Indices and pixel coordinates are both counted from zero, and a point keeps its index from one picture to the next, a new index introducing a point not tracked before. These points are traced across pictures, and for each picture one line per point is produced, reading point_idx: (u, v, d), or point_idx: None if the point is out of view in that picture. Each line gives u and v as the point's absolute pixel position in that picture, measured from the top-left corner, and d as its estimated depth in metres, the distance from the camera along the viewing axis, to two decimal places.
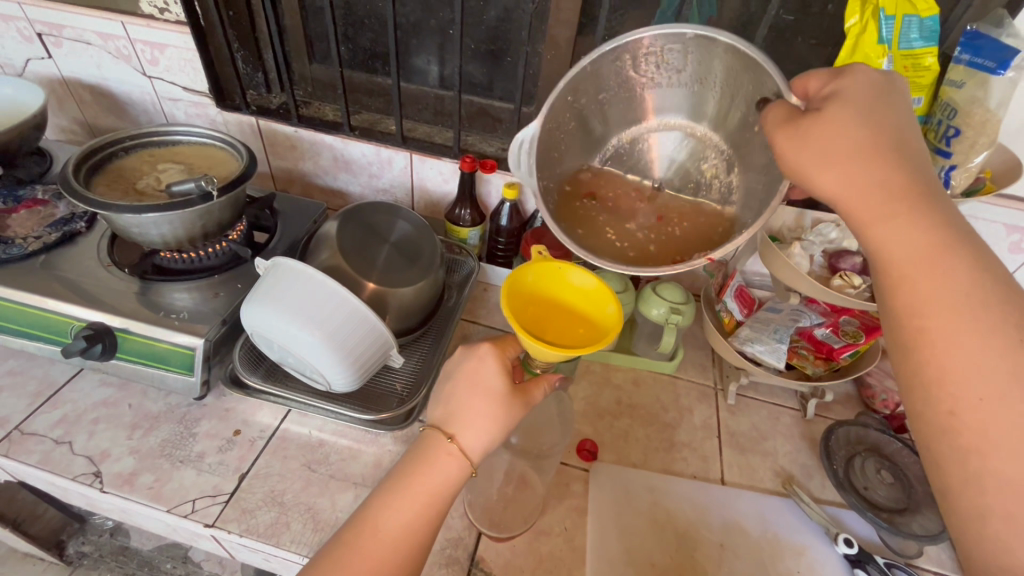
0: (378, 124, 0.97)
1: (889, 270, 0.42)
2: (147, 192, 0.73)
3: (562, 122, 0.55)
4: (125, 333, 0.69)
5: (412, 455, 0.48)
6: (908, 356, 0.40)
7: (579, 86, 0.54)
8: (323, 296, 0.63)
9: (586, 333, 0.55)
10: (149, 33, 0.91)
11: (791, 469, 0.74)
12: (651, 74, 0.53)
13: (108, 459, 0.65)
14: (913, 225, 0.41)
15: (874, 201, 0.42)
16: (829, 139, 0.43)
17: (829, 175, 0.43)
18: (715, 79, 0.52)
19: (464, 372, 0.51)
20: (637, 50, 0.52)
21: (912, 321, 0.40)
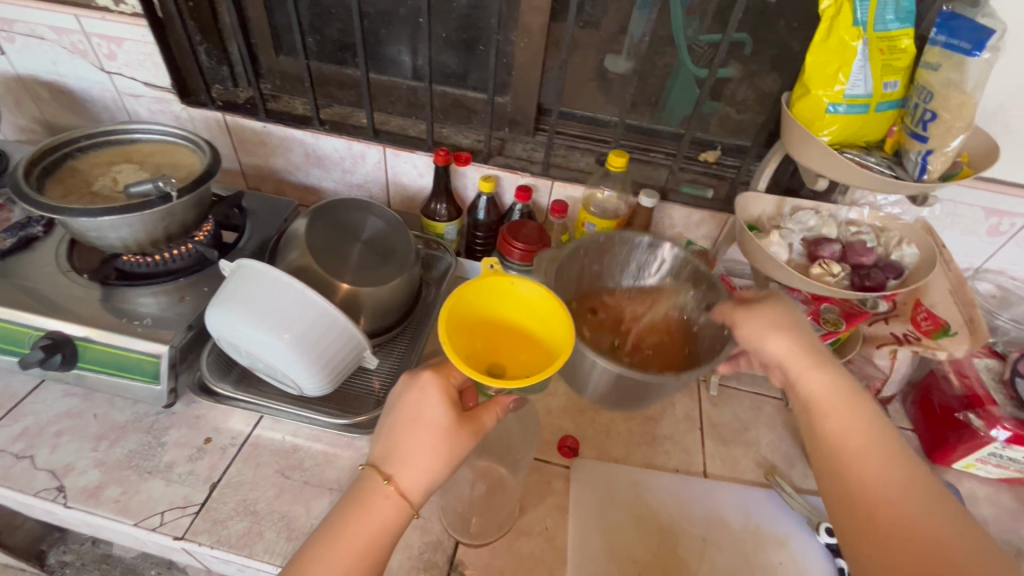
0: (349, 117, 0.94)
1: (815, 411, 0.51)
2: (105, 194, 0.70)
3: (573, 271, 0.69)
4: (87, 342, 0.66)
5: (347, 501, 0.44)
6: (833, 478, 0.47)
7: (590, 251, 0.70)
8: (291, 299, 0.61)
9: (531, 360, 0.58)
10: (105, 27, 0.87)
11: (773, 459, 0.74)
12: (631, 266, 0.73)
13: (72, 473, 0.63)
14: (832, 376, 0.51)
15: (807, 358, 0.52)
16: (767, 312, 0.55)
17: (774, 338, 0.53)
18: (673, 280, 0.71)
19: (405, 405, 0.47)
20: (630, 242, 0.71)
21: (834, 449, 0.48)
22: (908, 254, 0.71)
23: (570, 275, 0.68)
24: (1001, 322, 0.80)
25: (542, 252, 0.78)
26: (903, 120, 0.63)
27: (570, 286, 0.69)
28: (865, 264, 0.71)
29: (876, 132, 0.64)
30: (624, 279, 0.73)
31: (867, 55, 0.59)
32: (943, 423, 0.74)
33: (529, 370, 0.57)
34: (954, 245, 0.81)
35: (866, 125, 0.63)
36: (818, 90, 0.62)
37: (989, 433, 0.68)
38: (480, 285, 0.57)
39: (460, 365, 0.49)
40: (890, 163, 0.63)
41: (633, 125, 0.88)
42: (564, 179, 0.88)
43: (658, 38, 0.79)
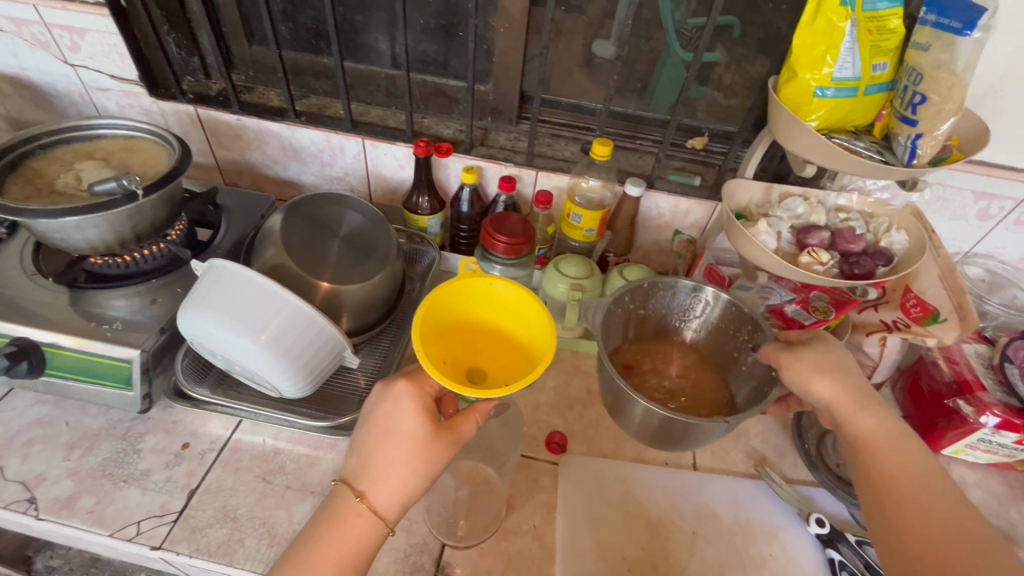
0: (327, 108, 0.91)
1: (864, 448, 0.52)
2: (68, 194, 0.67)
3: (618, 317, 0.72)
4: (54, 348, 0.64)
5: (320, 517, 0.46)
6: (882, 515, 0.48)
7: (640, 300, 0.74)
8: (265, 301, 0.59)
9: (511, 364, 0.58)
10: (66, 17, 0.83)
11: (763, 450, 0.73)
12: (674, 309, 0.76)
13: (44, 483, 0.61)
14: (880, 418, 0.54)
15: (855, 401, 0.55)
16: (814, 355, 0.58)
17: (820, 381, 0.57)
18: (714, 323, 0.75)
19: (378, 418, 0.48)
20: (667, 287, 0.74)
21: (881, 485, 0.50)
22: (898, 241, 0.70)
23: (616, 322, 0.72)
24: (990, 306, 0.80)
25: (526, 245, 0.77)
26: (892, 103, 0.62)
27: (617, 334, 0.73)
28: (854, 252, 0.69)
29: (865, 116, 0.62)
30: (670, 317, 0.77)
31: (855, 36, 0.57)
32: (933, 410, 0.73)
33: (509, 375, 0.56)
34: (943, 229, 0.80)
35: (855, 109, 0.61)
36: (805, 73, 0.60)
37: (979, 420, 0.68)
38: (456, 287, 0.57)
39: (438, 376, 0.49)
40: (879, 148, 0.62)
41: (619, 113, 0.86)
42: (547, 168, 0.85)
43: (642, 22, 0.77)
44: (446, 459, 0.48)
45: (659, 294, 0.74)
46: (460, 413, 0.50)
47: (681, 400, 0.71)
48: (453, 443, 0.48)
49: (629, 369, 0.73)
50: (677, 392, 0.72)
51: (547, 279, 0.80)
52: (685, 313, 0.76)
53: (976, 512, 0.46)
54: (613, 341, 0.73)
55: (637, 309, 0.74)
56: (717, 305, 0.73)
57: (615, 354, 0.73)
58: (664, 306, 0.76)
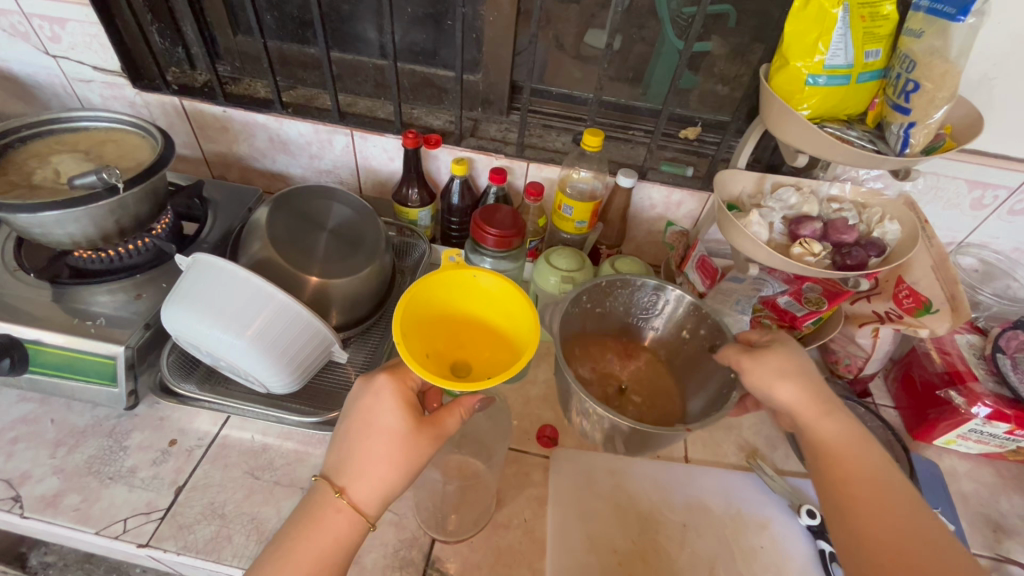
0: (315, 99, 0.90)
1: (826, 455, 0.52)
2: (46, 188, 0.66)
3: (576, 317, 0.73)
4: (37, 345, 0.63)
5: (299, 514, 0.45)
6: (842, 522, 0.49)
7: (603, 293, 0.74)
8: (248, 295, 0.58)
9: (498, 355, 0.57)
10: (45, 7, 0.81)
11: (755, 442, 0.73)
12: (636, 308, 0.76)
13: (29, 481, 0.60)
14: (842, 423, 0.54)
15: (816, 407, 0.54)
16: (773, 360, 0.57)
17: (779, 387, 0.56)
18: (675, 324, 0.75)
19: (359, 411, 0.47)
20: (632, 284, 0.74)
21: (844, 492, 0.50)
22: (891, 231, 0.69)
23: (575, 320, 0.73)
24: (983, 297, 0.79)
25: (517, 237, 0.75)
26: (885, 91, 0.61)
27: (575, 333, 0.73)
28: (847, 243, 0.68)
29: (858, 105, 0.61)
30: (632, 317, 0.77)
31: (848, 23, 0.56)
32: (925, 401, 0.73)
33: (498, 365, 0.56)
34: (936, 219, 0.80)
35: (847, 97, 0.60)
36: (797, 61, 0.59)
37: (970, 410, 0.67)
38: (439, 279, 0.57)
39: (415, 369, 0.47)
40: (871, 137, 0.61)
41: (610, 102, 0.84)
42: (538, 160, 0.84)
43: (633, 9, 0.76)
44: (430, 454, 0.47)
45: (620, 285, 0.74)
46: (445, 408, 0.49)
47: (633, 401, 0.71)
48: (436, 437, 0.48)
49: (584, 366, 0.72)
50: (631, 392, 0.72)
51: (538, 272, 0.79)
52: (644, 313, 0.76)
53: (932, 519, 0.47)
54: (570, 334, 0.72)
55: (595, 303, 0.74)
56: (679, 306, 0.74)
57: (571, 347, 0.73)
58: (623, 301, 0.76)
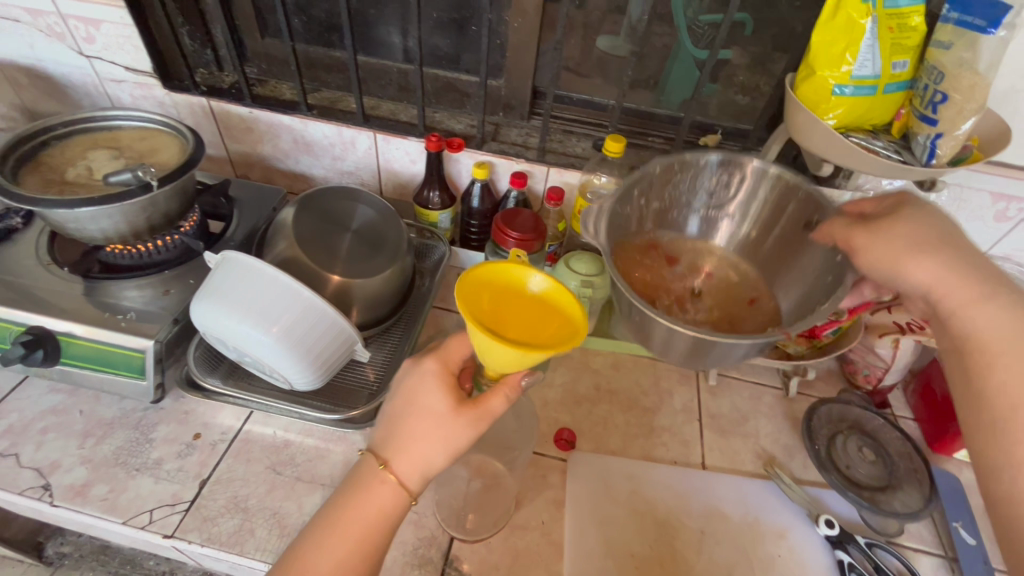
0: (339, 102, 0.92)
1: (978, 349, 0.45)
2: (81, 184, 0.68)
3: (636, 210, 0.66)
4: (69, 337, 0.65)
5: (347, 486, 0.47)
6: (994, 439, 0.41)
7: (656, 180, 0.67)
8: (277, 292, 0.60)
9: (558, 327, 0.52)
10: (82, 8, 0.84)
11: (772, 450, 0.73)
12: (698, 193, 0.69)
13: (58, 470, 0.62)
14: (1006, 311, 0.44)
15: (965, 291, 0.46)
16: (904, 240, 0.50)
17: (909, 264, 0.49)
18: (755, 207, 0.68)
19: (405, 390, 0.49)
20: (693, 167, 0.67)
21: (1003, 403, 0.42)
22: None
23: (630, 216, 0.65)
24: None
25: (537, 241, 0.76)
26: (912, 101, 0.61)
27: (631, 227, 0.66)
28: None
29: (883, 115, 0.62)
30: (698, 203, 0.70)
31: (876, 34, 0.56)
32: (946, 414, 0.73)
33: (559, 335, 0.50)
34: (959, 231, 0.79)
35: (873, 107, 0.60)
36: (824, 71, 0.59)
37: None
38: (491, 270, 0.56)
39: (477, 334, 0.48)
40: (897, 147, 0.62)
41: (631, 109, 0.85)
42: (559, 165, 0.85)
43: (656, 19, 0.77)
44: (471, 438, 0.48)
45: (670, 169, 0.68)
46: (489, 389, 0.49)
47: (707, 295, 0.66)
48: (479, 418, 0.47)
49: (645, 266, 0.66)
50: (703, 284, 0.68)
51: (556, 275, 0.80)
52: (709, 203, 0.70)
53: None
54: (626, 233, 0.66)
55: (648, 196, 0.68)
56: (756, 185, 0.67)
57: (630, 247, 0.67)
58: (684, 198, 0.69)
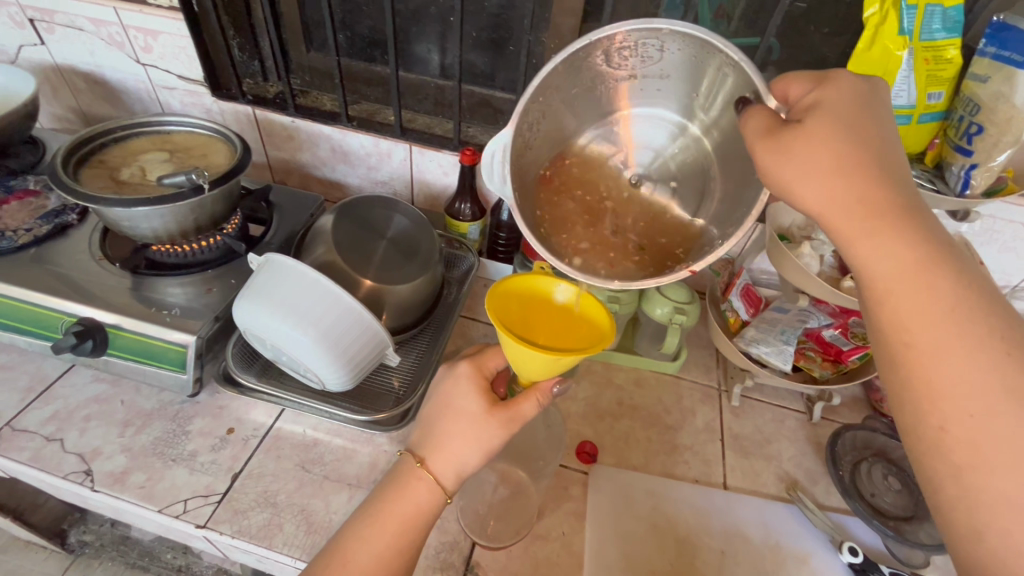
0: (377, 114, 0.95)
1: (872, 286, 0.41)
2: (134, 184, 0.72)
3: (533, 123, 0.52)
4: (116, 330, 0.68)
5: (388, 483, 0.51)
6: (898, 372, 0.40)
7: (551, 85, 0.50)
8: (319, 294, 0.62)
9: (584, 331, 0.55)
10: (142, 20, 0.89)
11: (795, 474, 0.73)
12: (614, 69, 0.51)
13: (99, 457, 0.64)
14: (901, 238, 0.39)
15: (862, 219, 0.40)
16: (808, 150, 0.41)
17: (808, 184, 0.41)
18: (690, 72, 0.49)
19: (443, 394, 0.54)
20: (596, 46, 0.48)
21: (900, 337, 0.39)
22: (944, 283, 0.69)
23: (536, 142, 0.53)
24: None
25: None
26: (946, 132, 0.62)
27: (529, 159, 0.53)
28: None
29: (916, 144, 0.63)
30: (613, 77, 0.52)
31: (912, 65, 0.58)
32: None
33: (587, 342, 0.53)
34: (991, 261, 0.79)
35: (907, 136, 0.63)
36: None
37: None
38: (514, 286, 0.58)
39: (513, 343, 0.50)
40: (929, 176, 0.62)
41: None
42: None
43: None
44: (502, 440, 0.51)
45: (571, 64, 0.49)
46: (521, 394, 0.53)
47: (629, 229, 0.55)
48: (510, 420, 0.51)
49: (551, 210, 0.55)
50: (641, 212, 0.55)
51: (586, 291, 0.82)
52: (630, 74, 0.52)
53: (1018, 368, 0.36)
54: (529, 175, 0.54)
55: (550, 105, 0.52)
56: (702, 45, 0.46)
57: (539, 190, 0.55)
58: (596, 82, 0.52)
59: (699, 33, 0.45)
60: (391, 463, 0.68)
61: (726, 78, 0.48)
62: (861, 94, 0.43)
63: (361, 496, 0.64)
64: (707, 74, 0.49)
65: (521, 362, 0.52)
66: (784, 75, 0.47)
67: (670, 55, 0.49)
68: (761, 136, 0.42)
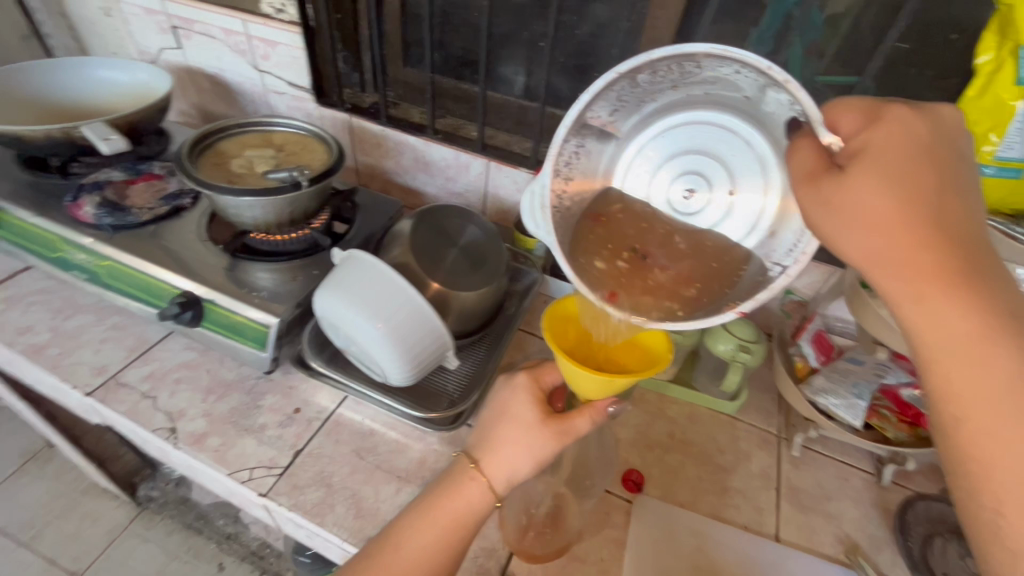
0: (460, 129, 1.00)
1: (919, 350, 0.39)
2: (242, 175, 0.80)
3: (572, 154, 0.53)
4: (211, 304, 0.75)
5: (443, 481, 0.53)
6: (950, 448, 0.37)
7: (586, 114, 0.51)
8: (391, 293, 0.66)
9: (640, 360, 0.56)
10: (265, 31, 0.98)
11: (856, 537, 0.68)
12: (651, 81, 0.50)
13: (184, 418, 0.71)
14: (954, 304, 0.37)
15: (913, 280, 0.37)
16: (852, 204, 0.38)
17: (852, 242, 0.39)
18: (733, 80, 0.47)
19: (498, 403, 0.55)
20: (630, 70, 0.47)
21: (950, 409, 0.37)
22: None
23: (575, 170, 0.54)
24: None
25: None
26: None
27: (573, 186, 0.55)
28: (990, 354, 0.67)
29: None
30: (652, 87, 0.51)
31: None
32: None
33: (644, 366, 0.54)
34: None
35: (1017, 191, 0.60)
36: None
37: None
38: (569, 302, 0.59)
39: (578, 371, 0.50)
40: None
41: None
42: None
43: None
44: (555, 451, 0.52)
45: (608, 89, 0.49)
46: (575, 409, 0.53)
47: (667, 256, 0.54)
48: (563, 432, 0.52)
49: (589, 236, 0.55)
50: (681, 239, 0.55)
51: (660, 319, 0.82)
52: (671, 86, 0.51)
53: None
54: (567, 204, 0.54)
55: (592, 126, 0.53)
56: (738, 61, 0.44)
57: (576, 226, 0.55)
58: (641, 92, 0.52)
59: (731, 52, 0.43)
60: (439, 462, 0.70)
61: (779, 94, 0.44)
62: (920, 138, 0.39)
63: (409, 490, 0.67)
64: (752, 85, 0.46)
65: (577, 381, 0.52)
66: (841, 100, 0.43)
67: (709, 70, 0.47)
68: (802, 181, 0.41)
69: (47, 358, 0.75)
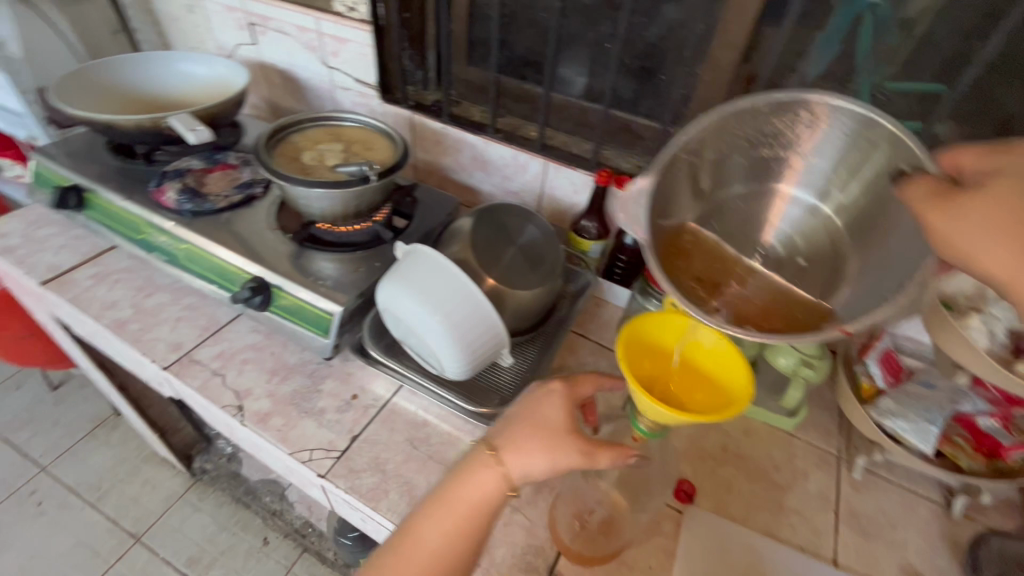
0: (519, 128, 1.00)
1: None
2: (313, 168, 0.83)
3: (672, 176, 0.52)
4: (280, 290, 0.78)
5: (459, 470, 0.54)
6: None
7: (692, 141, 0.51)
8: (453, 288, 0.67)
9: (709, 398, 0.54)
10: (337, 29, 1.02)
11: (921, 569, 0.64)
12: (759, 139, 0.53)
13: (250, 397, 0.74)
14: None
15: None
16: (984, 215, 0.38)
17: (991, 255, 0.37)
18: (833, 154, 0.51)
19: (525, 402, 0.56)
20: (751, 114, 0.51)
21: None
22: None
23: (671, 189, 0.51)
24: None
25: None
26: None
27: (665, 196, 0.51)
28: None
29: None
30: (754, 150, 0.53)
31: None
32: None
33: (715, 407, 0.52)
34: None
35: None
36: None
37: None
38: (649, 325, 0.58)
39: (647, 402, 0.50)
40: None
41: None
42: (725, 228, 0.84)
43: None
44: (575, 459, 0.51)
45: (723, 123, 0.51)
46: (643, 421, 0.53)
47: (747, 293, 0.51)
48: None
49: (668, 259, 0.51)
50: (760, 284, 0.52)
51: None
52: (771, 153, 0.53)
53: None
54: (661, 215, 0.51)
55: (694, 162, 0.52)
56: (853, 121, 0.48)
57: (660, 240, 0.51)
58: (746, 147, 0.53)
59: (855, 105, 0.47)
60: None
61: (879, 158, 0.48)
62: None
63: None
64: (852, 156, 0.50)
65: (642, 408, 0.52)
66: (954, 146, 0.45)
67: (815, 138, 0.51)
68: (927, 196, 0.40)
69: (129, 333, 0.81)
